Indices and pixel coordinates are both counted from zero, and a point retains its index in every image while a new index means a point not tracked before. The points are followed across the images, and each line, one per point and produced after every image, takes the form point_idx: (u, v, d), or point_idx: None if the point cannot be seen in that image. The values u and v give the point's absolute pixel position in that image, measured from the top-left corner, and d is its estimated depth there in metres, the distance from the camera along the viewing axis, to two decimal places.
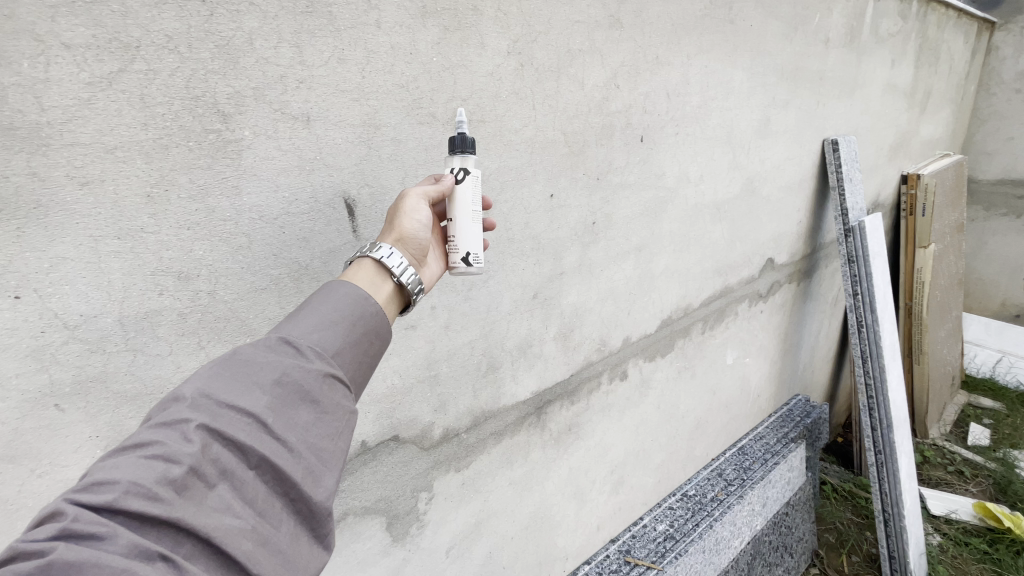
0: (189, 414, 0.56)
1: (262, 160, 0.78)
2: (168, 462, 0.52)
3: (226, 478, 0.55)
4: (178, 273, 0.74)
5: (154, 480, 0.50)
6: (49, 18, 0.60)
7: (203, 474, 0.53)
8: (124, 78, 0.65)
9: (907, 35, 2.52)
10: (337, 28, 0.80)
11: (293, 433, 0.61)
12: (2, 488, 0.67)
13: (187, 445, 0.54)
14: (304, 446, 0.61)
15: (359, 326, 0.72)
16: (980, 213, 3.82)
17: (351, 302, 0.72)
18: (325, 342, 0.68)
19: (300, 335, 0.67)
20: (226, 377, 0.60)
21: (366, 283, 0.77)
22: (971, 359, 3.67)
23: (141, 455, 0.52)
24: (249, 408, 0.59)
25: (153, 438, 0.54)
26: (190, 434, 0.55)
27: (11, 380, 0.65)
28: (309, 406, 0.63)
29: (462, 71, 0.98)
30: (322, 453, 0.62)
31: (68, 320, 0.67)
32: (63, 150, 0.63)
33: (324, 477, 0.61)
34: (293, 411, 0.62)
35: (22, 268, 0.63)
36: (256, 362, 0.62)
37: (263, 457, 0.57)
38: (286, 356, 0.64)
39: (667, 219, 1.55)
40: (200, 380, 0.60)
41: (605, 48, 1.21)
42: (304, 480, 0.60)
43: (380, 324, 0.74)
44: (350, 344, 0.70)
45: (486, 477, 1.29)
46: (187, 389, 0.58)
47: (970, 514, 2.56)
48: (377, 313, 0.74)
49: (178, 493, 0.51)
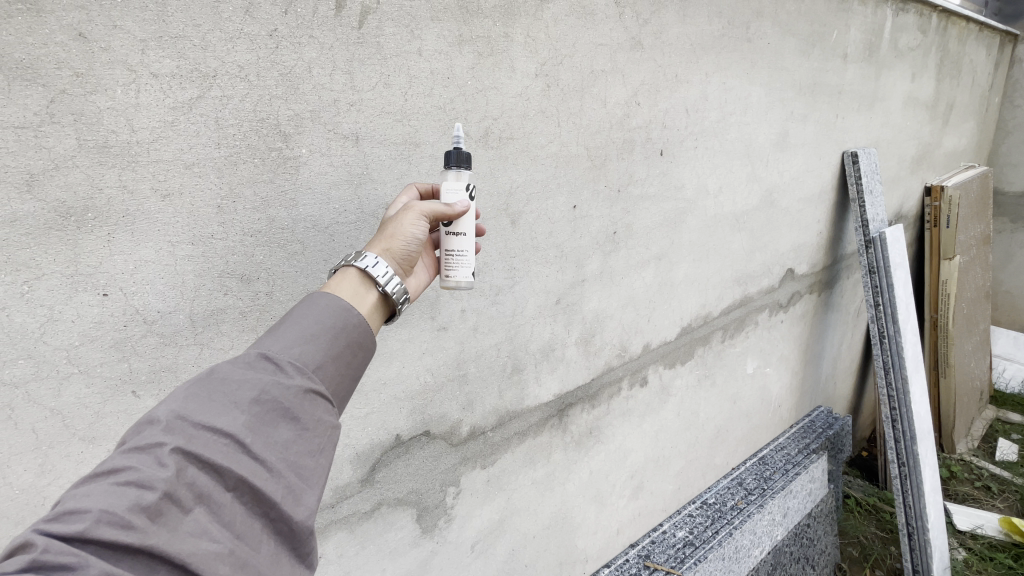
0: (163, 437, 0.55)
1: (317, 175, 0.87)
2: (141, 488, 0.51)
3: (202, 502, 0.54)
4: (241, 275, 0.83)
5: (127, 507, 0.49)
6: (140, 51, 0.70)
7: (178, 498, 0.52)
8: (202, 103, 0.75)
9: (928, 48, 2.53)
10: (384, 56, 0.89)
11: (272, 452, 0.60)
12: (86, 465, 0.76)
13: (160, 470, 0.52)
14: (283, 464, 0.60)
15: (341, 338, 0.71)
16: (1007, 225, 3.76)
17: (333, 313, 0.71)
18: (306, 357, 0.67)
19: (279, 350, 0.66)
20: (202, 397, 0.59)
21: (349, 293, 0.77)
22: (1000, 373, 3.59)
23: (113, 482, 0.51)
24: (226, 428, 0.58)
25: (126, 463, 0.53)
26: (165, 458, 0.53)
27: (96, 368, 0.74)
28: (288, 423, 0.62)
29: (493, 92, 1.05)
30: (302, 471, 0.62)
31: (147, 315, 0.76)
32: (149, 165, 0.72)
33: (305, 495, 0.61)
34: (272, 430, 0.61)
35: (111, 269, 0.72)
36: (233, 380, 0.61)
37: (241, 478, 0.56)
38: (265, 373, 0.63)
39: (686, 229, 1.60)
40: (176, 401, 0.58)
41: (626, 68, 1.28)
42: (285, 499, 0.59)
43: (363, 335, 0.73)
44: (332, 358, 0.69)
45: (510, 475, 1.35)
46: (162, 411, 0.57)
47: (996, 529, 2.51)
48: (360, 324, 0.73)
49: (152, 520, 0.50)
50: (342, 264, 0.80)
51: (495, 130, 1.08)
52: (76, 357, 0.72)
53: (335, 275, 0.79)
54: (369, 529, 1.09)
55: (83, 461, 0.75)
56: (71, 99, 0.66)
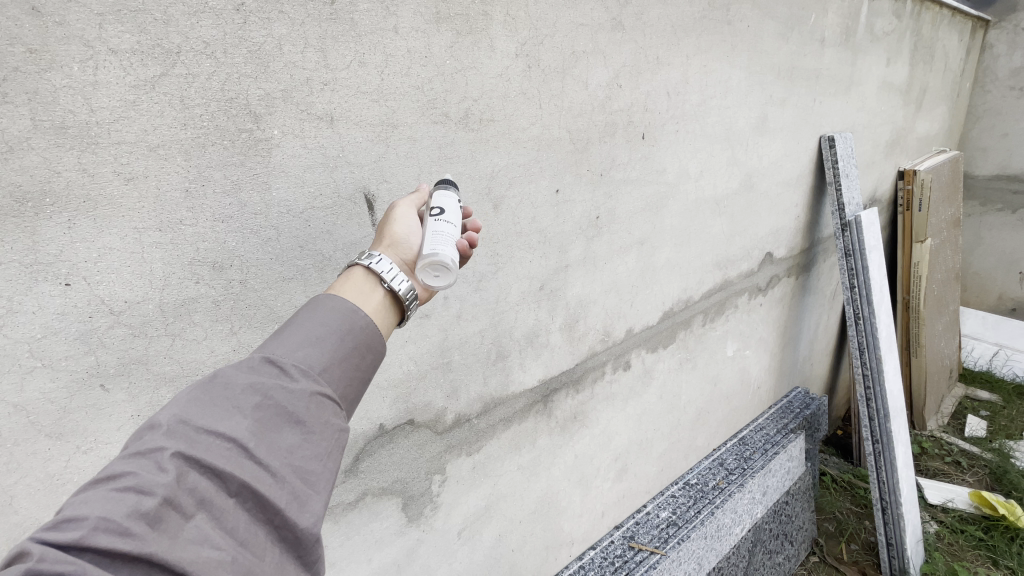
0: (164, 442, 0.53)
1: (291, 158, 0.84)
2: (140, 494, 0.49)
3: (204, 508, 0.51)
4: (212, 263, 0.80)
5: (125, 514, 0.47)
6: (97, 25, 0.65)
7: (179, 504, 0.50)
8: (166, 82, 0.71)
9: (902, 34, 2.57)
10: (358, 33, 0.86)
11: (276, 456, 0.57)
12: (51, 463, 0.72)
13: (161, 475, 0.50)
14: (289, 470, 0.57)
15: (350, 339, 0.68)
16: (976, 208, 3.87)
17: (340, 315, 0.69)
18: (311, 360, 0.64)
19: (284, 352, 0.64)
20: (205, 401, 0.57)
21: (355, 293, 0.73)
22: (968, 352, 3.72)
23: (112, 488, 0.49)
24: (228, 432, 0.56)
25: (126, 469, 0.51)
26: (165, 463, 0.51)
27: (61, 362, 0.70)
28: (293, 428, 0.60)
29: (473, 72, 1.03)
30: (309, 477, 0.59)
31: (114, 306, 0.73)
32: (110, 147, 0.69)
33: (311, 501, 0.58)
34: (276, 434, 0.58)
35: (73, 257, 0.69)
36: (237, 384, 0.59)
37: (244, 483, 0.54)
38: (269, 376, 0.61)
39: (668, 213, 1.60)
40: (178, 406, 0.57)
41: (607, 50, 1.26)
42: (289, 506, 0.56)
43: (371, 337, 0.71)
44: (339, 360, 0.67)
45: (496, 461, 1.34)
46: (163, 416, 0.55)
47: (966, 502, 2.62)
48: (367, 326, 0.70)
49: (151, 527, 0.48)
50: (348, 266, 0.78)
51: (475, 111, 1.06)
52: (38, 350, 0.68)
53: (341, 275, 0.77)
54: (354, 520, 1.08)
55: (50, 458, 0.72)
56: (24, 77, 0.62)
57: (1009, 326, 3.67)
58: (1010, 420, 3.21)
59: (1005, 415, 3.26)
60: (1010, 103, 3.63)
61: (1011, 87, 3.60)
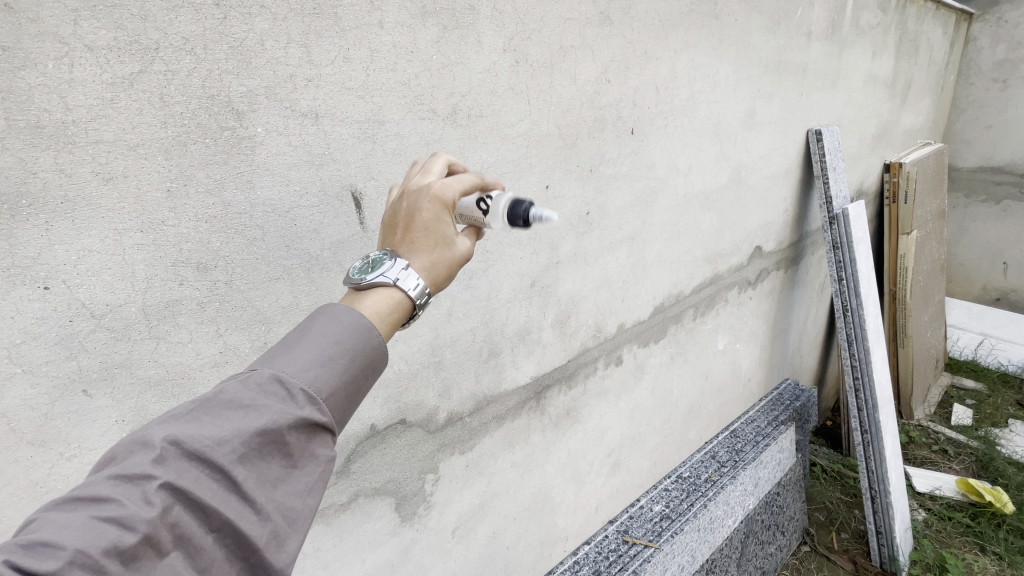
0: (154, 469, 0.51)
1: (275, 156, 0.82)
2: (121, 528, 0.48)
3: (182, 544, 0.51)
4: (196, 264, 0.78)
5: (102, 549, 0.46)
6: (72, 21, 0.64)
7: (158, 540, 0.49)
8: (144, 79, 0.69)
9: (887, 28, 2.59)
10: (342, 28, 0.85)
11: (265, 491, 0.55)
12: (34, 471, 0.71)
13: (145, 508, 0.49)
14: (274, 506, 0.56)
15: (359, 363, 0.65)
16: (961, 199, 3.92)
17: (356, 334, 0.66)
18: (318, 383, 0.62)
19: (295, 372, 0.61)
20: (204, 422, 0.55)
21: (388, 321, 0.70)
22: (954, 342, 3.78)
23: (94, 515, 0.48)
24: (220, 464, 0.53)
25: (111, 493, 0.49)
26: (151, 495, 0.50)
27: (41, 367, 0.68)
28: (286, 459, 0.58)
29: (460, 68, 1.02)
30: (292, 514, 0.57)
31: (95, 309, 0.71)
32: (88, 147, 0.67)
33: (290, 541, 0.57)
34: (268, 466, 0.56)
35: (52, 259, 0.67)
36: (239, 406, 0.57)
37: (226, 522, 0.52)
38: (273, 400, 0.58)
39: (658, 208, 1.60)
40: (174, 423, 0.54)
41: (595, 44, 1.26)
42: (269, 545, 0.55)
43: (377, 357, 0.67)
44: (346, 385, 0.64)
45: (489, 459, 1.34)
46: (158, 435, 0.53)
47: (953, 490, 2.67)
48: (378, 348, 0.67)
49: (125, 564, 0.47)
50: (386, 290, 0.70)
51: (462, 108, 1.05)
52: (17, 356, 0.66)
53: (377, 292, 0.70)
54: (346, 521, 1.07)
55: (33, 466, 0.70)
56: None
57: (993, 316, 3.77)
58: (994, 408, 3.27)
59: (990, 402, 3.32)
60: (993, 96, 3.67)
61: (994, 80, 3.65)
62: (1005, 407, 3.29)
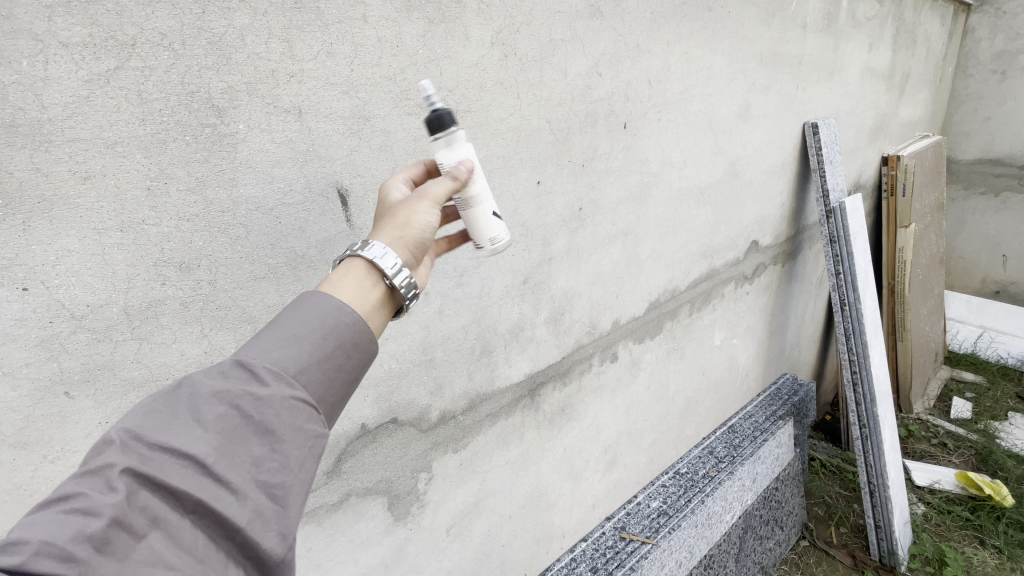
0: (117, 457, 0.50)
1: (257, 153, 0.81)
2: (87, 515, 0.47)
3: (159, 525, 0.49)
4: (179, 263, 0.77)
5: (69, 537, 0.45)
6: (46, 18, 0.62)
7: (129, 524, 0.48)
8: (122, 75, 0.68)
9: (884, 19, 2.56)
10: (325, 22, 0.83)
11: (240, 470, 0.54)
12: (17, 473, 0.70)
13: (110, 495, 0.48)
14: (252, 485, 0.54)
15: (330, 338, 0.65)
16: (960, 191, 3.91)
17: (323, 312, 0.66)
18: (286, 361, 0.61)
19: (258, 354, 0.61)
20: (166, 413, 0.55)
21: (352, 288, 0.72)
22: (953, 335, 3.77)
23: (60, 508, 0.47)
24: (186, 447, 0.53)
25: (76, 487, 0.49)
26: (115, 481, 0.49)
27: (21, 369, 0.68)
28: (259, 439, 0.57)
29: (447, 62, 1.01)
30: (275, 492, 0.56)
31: (75, 310, 0.70)
32: (65, 145, 0.66)
33: (274, 520, 0.55)
34: (240, 445, 0.55)
35: (29, 260, 0.66)
36: (200, 393, 0.56)
37: (200, 500, 0.51)
38: (238, 381, 0.58)
39: (652, 203, 1.59)
40: (136, 417, 0.54)
41: (586, 38, 1.24)
42: (251, 523, 0.53)
43: (354, 334, 0.68)
44: (318, 361, 0.64)
45: (483, 457, 1.33)
46: (120, 428, 0.53)
47: (952, 483, 2.66)
48: (351, 322, 0.68)
49: (98, 550, 0.46)
50: (355, 262, 0.74)
51: (450, 102, 1.03)
52: None
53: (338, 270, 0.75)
54: (338, 521, 1.06)
55: (15, 469, 0.69)
56: None
57: (992, 309, 3.73)
58: (994, 401, 3.27)
59: (989, 395, 3.32)
60: (992, 87, 3.66)
61: (992, 71, 3.63)
62: (1005, 400, 3.28)
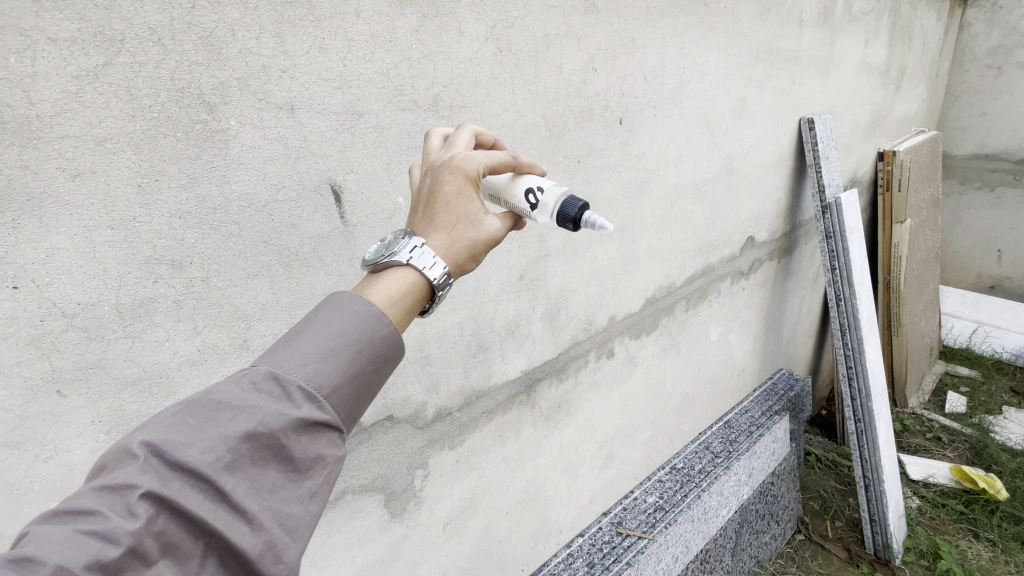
0: (138, 477, 0.49)
1: (249, 149, 0.80)
2: (105, 541, 0.46)
3: (171, 552, 0.49)
4: (171, 261, 0.76)
5: (83, 565, 0.45)
6: (33, 13, 0.62)
7: (143, 551, 0.47)
8: (110, 71, 0.67)
9: (880, 14, 2.56)
10: (317, 17, 0.82)
11: (258, 499, 0.54)
12: (9, 473, 0.69)
13: (128, 520, 0.47)
14: (267, 516, 0.54)
15: (362, 356, 0.64)
16: (955, 186, 3.92)
17: (360, 325, 0.64)
18: (317, 379, 0.60)
19: (291, 370, 0.59)
20: (191, 426, 0.53)
21: (401, 299, 0.68)
22: (949, 330, 3.77)
23: (77, 528, 0.46)
24: (208, 472, 0.51)
25: (94, 505, 0.48)
26: (135, 504, 0.48)
27: (12, 369, 0.67)
28: (279, 465, 0.56)
29: (440, 57, 1.00)
30: (289, 522, 0.55)
31: (66, 308, 0.70)
32: (53, 142, 0.65)
33: (287, 551, 0.54)
34: (261, 471, 0.55)
35: (20, 258, 0.65)
36: (230, 408, 0.55)
37: (215, 529, 0.50)
38: (269, 399, 0.57)
39: (647, 199, 1.59)
40: (160, 428, 0.52)
41: (582, 32, 1.24)
42: (262, 556, 0.53)
43: (389, 349, 0.66)
44: (349, 381, 0.62)
45: (480, 454, 1.34)
46: (143, 441, 0.51)
47: (946, 477, 2.68)
48: (389, 339, 0.66)
49: None
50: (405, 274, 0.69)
51: (445, 98, 1.03)
52: None
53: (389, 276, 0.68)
54: (335, 518, 1.06)
55: (8, 468, 0.69)
56: None
57: (987, 304, 3.76)
58: (989, 395, 3.29)
59: (984, 390, 3.34)
60: (989, 82, 3.66)
61: (988, 66, 3.63)
62: (999, 394, 3.30)
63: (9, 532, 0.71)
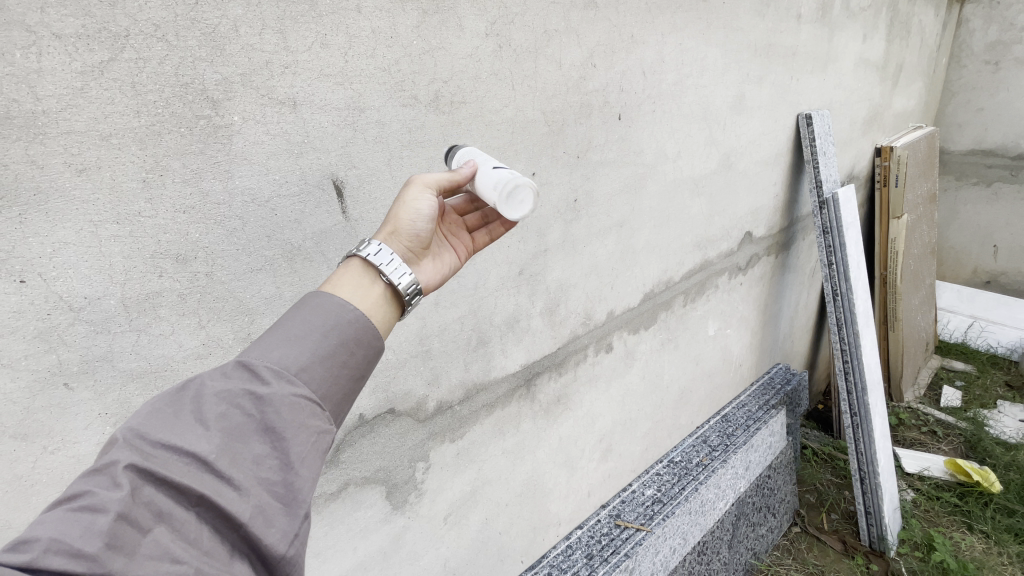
0: (121, 455, 0.52)
1: (252, 144, 0.81)
2: (94, 512, 0.48)
3: (163, 520, 0.51)
4: (175, 255, 0.77)
5: (78, 535, 0.47)
6: (38, 9, 0.62)
7: (135, 518, 0.50)
8: (115, 67, 0.68)
9: (878, 9, 2.56)
10: (319, 13, 0.83)
11: (243, 469, 0.56)
12: (17, 464, 0.70)
13: (115, 490, 0.50)
14: (255, 483, 0.56)
15: (332, 336, 0.68)
16: (952, 182, 3.93)
17: (326, 311, 0.69)
18: (287, 359, 0.64)
19: (259, 356, 0.63)
20: (168, 414, 0.57)
21: (352, 289, 0.75)
22: (945, 325, 3.80)
23: (67, 507, 0.48)
24: (189, 447, 0.55)
25: (82, 485, 0.50)
26: (119, 477, 0.51)
27: (20, 361, 0.68)
28: (260, 438, 0.59)
29: (441, 53, 1.01)
30: (277, 489, 0.58)
31: (73, 302, 0.70)
32: (60, 138, 0.66)
33: (277, 516, 0.57)
34: (242, 444, 0.58)
35: (27, 252, 0.66)
36: (204, 392, 0.59)
37: (204, 495, 0.53)
38: (240, 380, 0.61)
39: (646, 194, 1.60)
40: (139, 418, 0.56)
41: (581, 29, 1.24)
42: (253, 520, 0.55)
43: (360, 330, 0.70)
44: (321, 359, 0.66)
45: (480, 446, 1.35)
46: (123, 428, 0.54)
47: (941, 470, 2.72)
48: (356, 320, 0.70)
49: (109, 547, 0.47)
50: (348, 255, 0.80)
51: (445, 94, 1.03)
52: None
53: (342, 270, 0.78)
54: (337, 509, 1.08)
55: (16, 460, 0.70)
56: None
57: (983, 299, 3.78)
58: (984, 390, 3.32)
59: (979, 384, 3.37)
60: (986, 78, 3.67)
61: (985, 62, 3.65)
62: (994, 388, 3.33)
63: (19, 523, 0.72)
